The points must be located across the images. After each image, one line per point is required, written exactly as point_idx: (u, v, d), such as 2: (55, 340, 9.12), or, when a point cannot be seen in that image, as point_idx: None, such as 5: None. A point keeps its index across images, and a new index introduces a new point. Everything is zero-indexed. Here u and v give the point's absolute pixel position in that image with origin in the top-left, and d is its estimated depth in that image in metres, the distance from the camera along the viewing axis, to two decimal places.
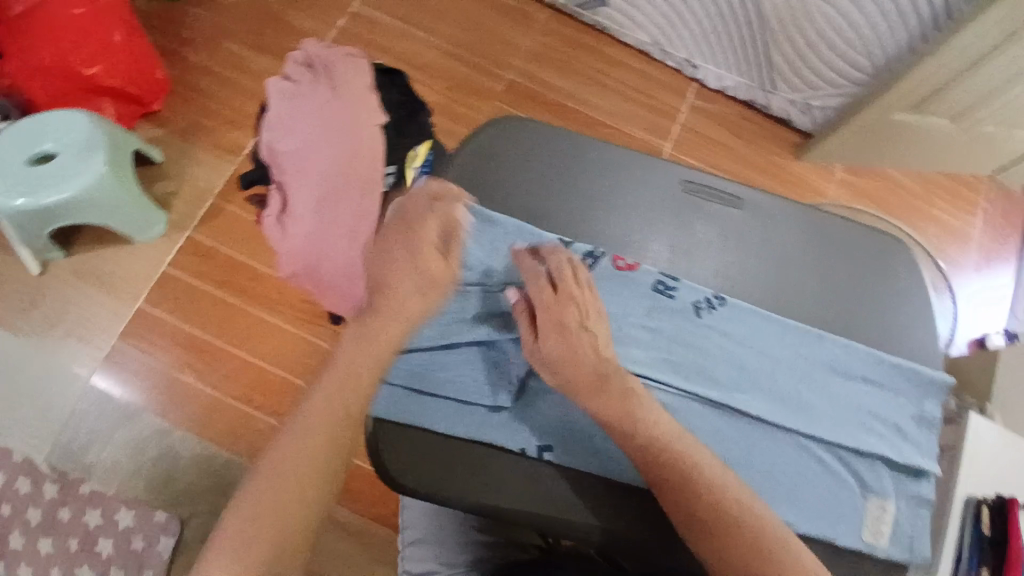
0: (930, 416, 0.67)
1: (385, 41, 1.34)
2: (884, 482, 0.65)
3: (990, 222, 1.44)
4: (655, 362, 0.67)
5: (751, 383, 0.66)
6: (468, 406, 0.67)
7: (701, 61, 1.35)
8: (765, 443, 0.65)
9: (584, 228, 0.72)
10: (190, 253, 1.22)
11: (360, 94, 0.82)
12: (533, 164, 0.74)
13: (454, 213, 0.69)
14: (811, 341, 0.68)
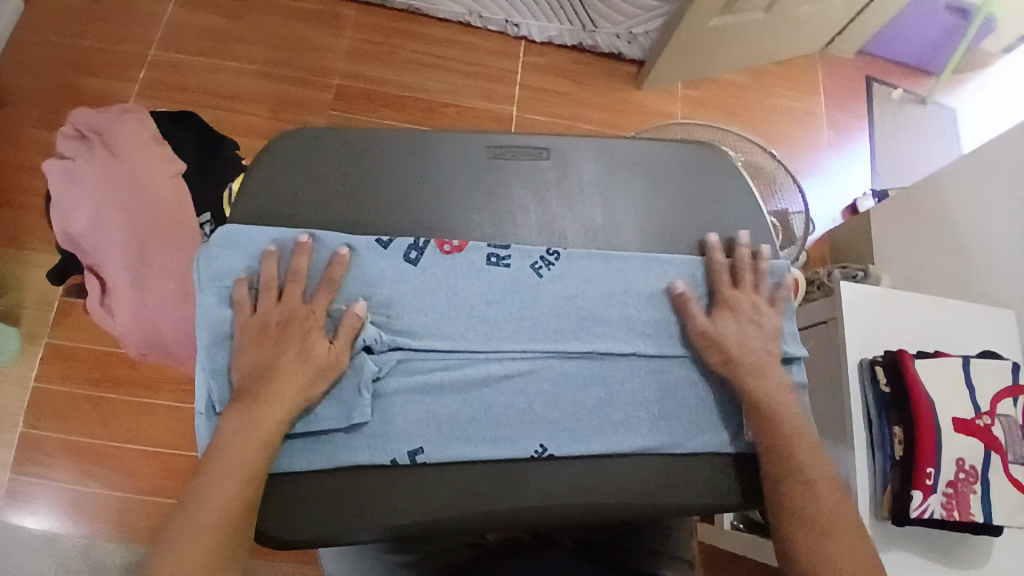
0: (779, 302, 0.69)
1: (197, 83, 1.27)
2: None
3: (830, 96, 1.51)
4: (505, 334, 0.65)
5: (603, 326, 0.66)
6: (321, 438, 0.61)
7: (521, 18, 1.36)
8: (629, 376, 0.66)
9: (399, 219, 0.68)
10: (55, 360, 1.13)
11: (143, 148, 0.78)
12: (321, 178, 0.68)
13: (255, 246, 0.64)
14: (649, 267, 0.68)
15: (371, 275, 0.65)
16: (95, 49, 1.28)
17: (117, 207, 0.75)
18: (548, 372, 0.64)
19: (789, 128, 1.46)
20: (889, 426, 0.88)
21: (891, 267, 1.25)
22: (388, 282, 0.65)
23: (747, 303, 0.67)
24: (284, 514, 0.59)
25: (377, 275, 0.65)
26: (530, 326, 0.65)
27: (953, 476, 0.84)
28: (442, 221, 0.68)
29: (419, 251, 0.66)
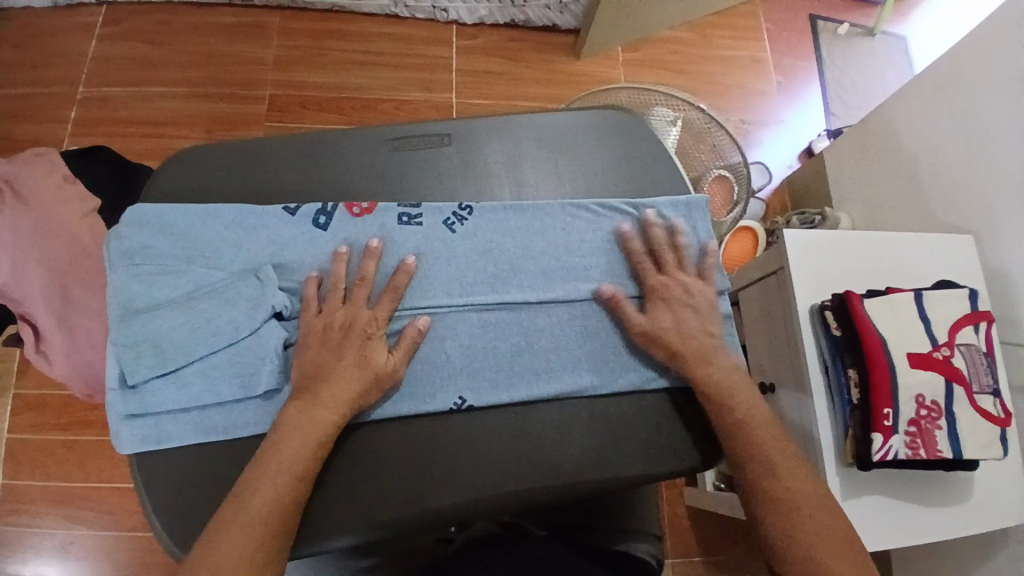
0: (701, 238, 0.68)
1: (127, 113, 1.26)
2: None
3: (775, 40, 1.47)
4: (423, 290, 0.64)
5: (521, 273, 0.65)
6: (237, 405, 0.60)
7: (446, 2, 1.33)
8: (551, 321, 0.64)
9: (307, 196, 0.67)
10: (25, 409, 1.14)
11: (55, 189, 0.77)
12: (222, 192, 0.66)
13: (155, 223, 0.62)
14: (565, 212, 0.67)
15: (279, 245, 0.63)
16: (21, 93, 1.26)
17: (33, 253, 0.74)
18: (469, 326, 0.63)
19: (734, 79, 1.43)
20: (845, 369, 0.87)
21: (849, 207, 1.23)
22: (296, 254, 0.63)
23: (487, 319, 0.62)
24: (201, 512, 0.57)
25: (285, 244, 0.63)
26: (448, 280, 0.64)
27: (915, 414, 0.83)
28: (350, 195, 0.68)
29: (328, 216, 0.64)
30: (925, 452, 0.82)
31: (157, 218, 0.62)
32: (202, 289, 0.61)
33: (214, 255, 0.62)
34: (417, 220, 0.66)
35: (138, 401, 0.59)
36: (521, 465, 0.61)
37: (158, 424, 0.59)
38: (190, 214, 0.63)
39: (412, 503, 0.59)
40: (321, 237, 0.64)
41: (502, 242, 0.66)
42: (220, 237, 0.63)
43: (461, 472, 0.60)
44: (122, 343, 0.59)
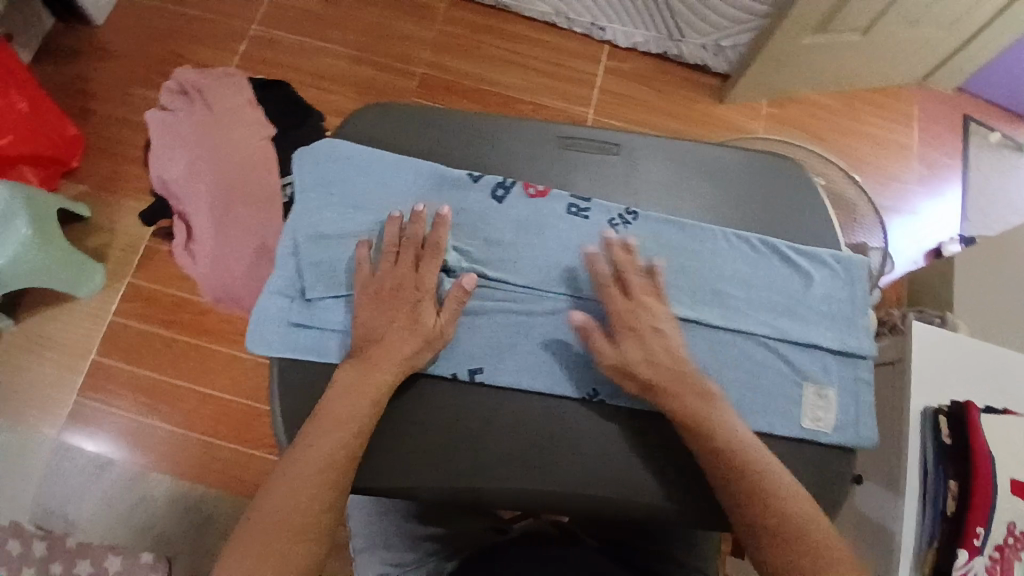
0: (855, 299, 0.68)
1: (291, 58, 1.34)
2: (818, 367, 0.66)
3: (924, 130, 1.44)
4: (577, 281, 0.66)
5: (670, 288, 0.66)
6: None
7: (606, 22, 1.36)
8: (693, 343, 0.65)
9: (485, 166, 0.70)
10: (133, 299, 1.22)
11: (237, 108, 0.84)
12: (399, 151, 0.70)
13: (348, 157, 0.68)
14: (728, 241, 0.68)
15: (459, 206, 0.67)
16: (202, 19, 1.37)
17: (211, 161, 0.81)
18: (611, 325, 0.65)
19: (872, 159, 1.40)
20: (945, 480, 0.82)
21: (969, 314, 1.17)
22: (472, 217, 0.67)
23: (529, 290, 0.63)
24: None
25: (464, 207, 0.67)
26: (603, 277, 0.66)
27: (1001, 539, 0.76)
28: (517, 174, 0.70)
29: (505, 190, 0.68)
30: None
31: (352, 155, 0.68)
32: (383, 228, 0.66)
33: (398, 200, 0.67)
34: (583, 213, 0.68)
35: (305, 314, 0.63)
36: (563, 464, 0.61)
37: (315, 339, 0.63)
38: (383, 159, 0.68)
39: (453, 472, 0.60)
40: (495, 208, 0.67)
41: (661, 254, 0.67)
42: (407, 186, 0.67)
43: (506, 456, 0.61)
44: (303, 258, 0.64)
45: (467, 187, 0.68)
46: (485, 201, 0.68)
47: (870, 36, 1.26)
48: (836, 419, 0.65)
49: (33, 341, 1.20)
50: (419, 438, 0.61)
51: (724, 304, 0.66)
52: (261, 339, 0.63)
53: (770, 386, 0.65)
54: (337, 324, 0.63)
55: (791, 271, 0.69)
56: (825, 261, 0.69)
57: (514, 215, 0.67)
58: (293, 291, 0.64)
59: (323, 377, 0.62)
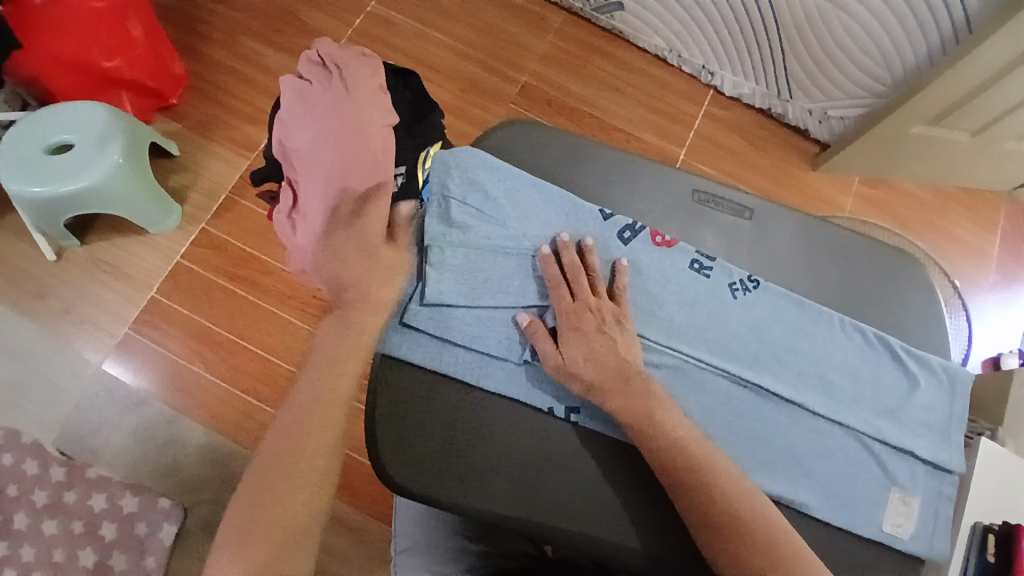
0: (957, 415, 0.67)
1: (402, 40, 1.34)
2: (907, 473, 0.65)
3: (1009, 239, 1.41)
4: (687, 336, 0.65)
5: (778, 363, 0.66)
6: (495, 359, 0.67)
7: (718, 68, 1.35)
8: (789, 423, 0.64)
9: (618, 206, 0.71)
10: (204, 246, 1.23)
11: (370, 91, 0.83)
12: (540, 174, 0.73)
13: (487, 171, 0.70)
14: (841, 329, 0.67)
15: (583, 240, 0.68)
16: None
17: (333, 139, 0.80)
18: (713, 388, 0.64)
19: (953, 258, 1.38)
20: None
21: None
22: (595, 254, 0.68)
23: (593, 319, 0.63)
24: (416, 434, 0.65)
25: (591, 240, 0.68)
26: (714, 339, 0.66)
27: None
28: (648, 220, 0.71)
29: (632, 233, 0.69)
30: None
31: (492, 170, 0.71)
32: (506, 251, 0.69)
33: (524, 225, 0.70)
34: (705, 271, 0.68)
35: (421, 316, 0.68)
36: (607, 508, 0.64)
37: (424, 343, 0.67)
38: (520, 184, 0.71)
39: (501, 498, 0.63)
40: (619, 249, 0.68)
41: (774, 327, 0.67)
42: (535, 213, 0.70)
43: (553, 489, 0.64)
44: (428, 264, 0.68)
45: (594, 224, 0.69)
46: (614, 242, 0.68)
47: (979, 138, 1.23)
48: (914, 529, 0.64)
49: (97, 264, 1.21)
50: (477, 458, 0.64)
51: (828, 389, 0.66)
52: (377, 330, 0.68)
53: (859, 484, 0.64)
54: (449, 330, 0.67)
55: (896, 372, 0.68)
56: (936, 368, 0.68)
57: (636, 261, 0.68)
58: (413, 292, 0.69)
59: (424, 380, 0.67)
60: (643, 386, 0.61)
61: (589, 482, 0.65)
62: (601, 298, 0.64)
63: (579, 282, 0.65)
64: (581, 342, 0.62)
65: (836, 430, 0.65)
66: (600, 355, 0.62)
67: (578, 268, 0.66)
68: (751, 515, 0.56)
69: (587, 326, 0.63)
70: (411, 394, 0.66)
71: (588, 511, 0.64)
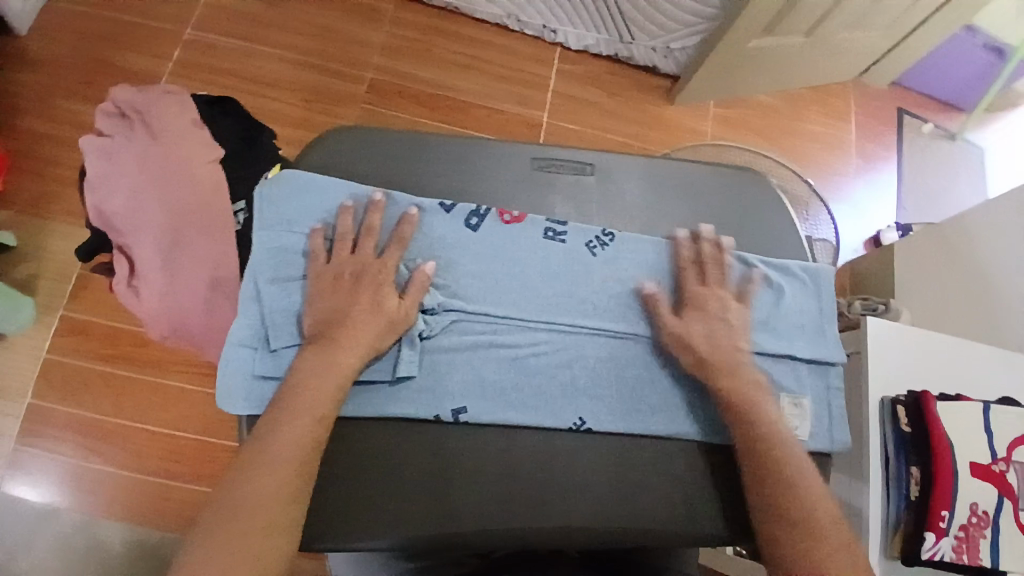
0: (826, 310, 0.70)
1: (230, 64, 1.26)
2: (793, 378, 0.67)
3: (862, 125, 1.50)
4: (558, 306, 0.65)
5: (649, 308, 0.66)
6: (367, 385, 0.61)
7: (558, 25, 1.35)
8: (673, 362, 0.65)
9: (459, 192, 0.67)
10: (70, 333, 1.13)
11: (183, 132, 0.77)
12: (369, 179, 0.66)
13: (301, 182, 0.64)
14: (702, 259, 0.69)
15: (432, 240, 0.64)
16: (131, 24, 1.27)
17: (154, 191, 0.75)
18: (594, 350, 0.64)
19: (818, 154, 1.46)
20: (907, 465, 0.86)
21: (912, 302, 1.24)
22: (446, 248, 0.65)
23: (715, 303, 0.65)
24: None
25: (438, 237, 0.64)
26: (586, 303, 0.65)
27: (965, 520, 0.82)
28: (494, 198, 0.68)
29: (479, 218, 0.65)
30: (969, 559, 0.81)
31: (310, 183, 0.64)
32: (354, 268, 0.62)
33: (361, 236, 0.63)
34: (561, 238, 0.67)
35: (272, 364, 0.59)
36: (528, 497, 0.60)
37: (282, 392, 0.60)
38: (345, 198, 0.64)
39: (412, 523, 0.58)
40: (471, 237, 0.65)
41: (640, 275, 0.67)
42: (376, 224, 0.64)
43: (466, 498, 0.59)
44: (267, 304, 0.60)
45: (439, 218, 0.65)
46: (461, 231, 0.65)
47: (812, 37, 1.29)
48: (811, 428, 0.66)
49: None
50: (376, 491, 0.59)
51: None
52: (227, 396, 0.59)
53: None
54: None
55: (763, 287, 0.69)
56: (798, 271, 0.70)
57: (489, 247, 0.65)
58: (256, 341, 0.60)
59: None
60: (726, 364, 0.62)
61: (502, 477, 0.60)
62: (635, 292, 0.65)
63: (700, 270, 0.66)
64: (703, 320, 0.64)
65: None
66: (716, 333, 0.63)
67: (711, 260, 0.67)
68: (797, 483, 0.57)
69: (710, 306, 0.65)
70: None
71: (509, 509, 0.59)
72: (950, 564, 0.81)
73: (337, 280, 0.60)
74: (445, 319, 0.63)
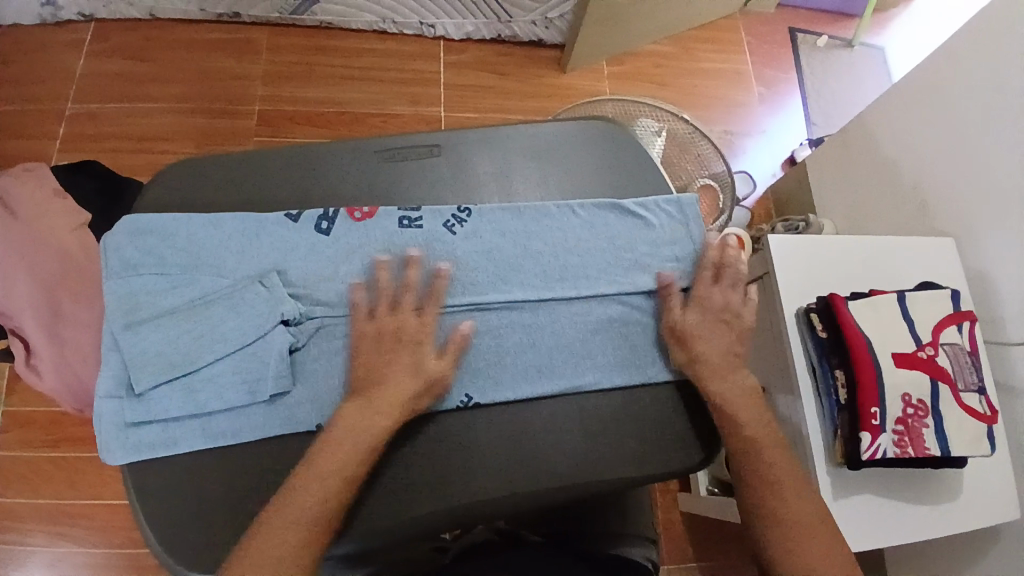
0: (697, 237, 0.71)
1: (116, 127, 1.26)
2: (674, 308, 0.68)
3: (757, 52, 1.51)
4: (425, 289, 0.64)
5: (516, 272, 0.66)
6: (243, 409, 0.60)
7: (435, 18, 1.35)
8: (550, 318, 0.66)
9: (307, 201, 0.68)
10: (10, 426, 1.13)
11: (46, 204, 0.78)
12: (216, 207, 0.66)
13: (141, 226, 0.63)
14: (562, 214, 0.69)
15: (283, 251, 0.64)
16: (11, 110, 1.27)
17: (23, 267, 0.75)
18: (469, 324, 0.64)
19: (719, 90, 1.46)
20: (832, 371, 0.87)
21: (831, 213, 1.25)
22: (298, 257, 0.64)
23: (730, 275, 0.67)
24: (193, 528, 0.57)
25: (290, 248, 0.64)
26: (453, 280, 0.65)
27: (901, 413, 0.83)
28: (345, 199, 0.68)
29: (329, 221, 0.65)
30: (914, 450, 0.82)
31: (151, 226, 0.63)
32: (208, 297, 0.61)
33: (204, 265, 0.63)
34: (417, 223, 0.67)
35: (141, 409, 0.59)
36: (445, 482, 0.60)
37: (157, 435, 0.59)
38: (191, 231, 0.63)
39: (340, 532, 0.58)
40: (324, 242, 0.64)
41: (503, 243, 0.67)
42: (225, 251, 0.63)
43: (375, 499, 0.59)
44: (126, 353, 0.59)
45: (286, 230, 0.65)
46: (313, 238, 0.65)
47: None
48: None
49: None
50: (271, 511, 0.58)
51: (576, 273, 0.67)
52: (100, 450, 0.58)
53: (639, 338, 0.66)
54: (175, 414, 0.59)
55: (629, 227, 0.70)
56: (658, 203, 0.71)
57: (342, 248, 0.64)
58: (123, 389, 0.60)
59: (176, 469, 0.59)
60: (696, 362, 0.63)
61: (416, 469, 0.60)
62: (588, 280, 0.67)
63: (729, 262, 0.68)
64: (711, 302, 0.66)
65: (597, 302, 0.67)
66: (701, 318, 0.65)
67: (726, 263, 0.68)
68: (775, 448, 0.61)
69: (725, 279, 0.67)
70: (181, 485, 0.59)
71: (421, 497, 0.60)
72: (896, 459, 0.82)
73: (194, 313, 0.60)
74: (310, 327, 0.62)
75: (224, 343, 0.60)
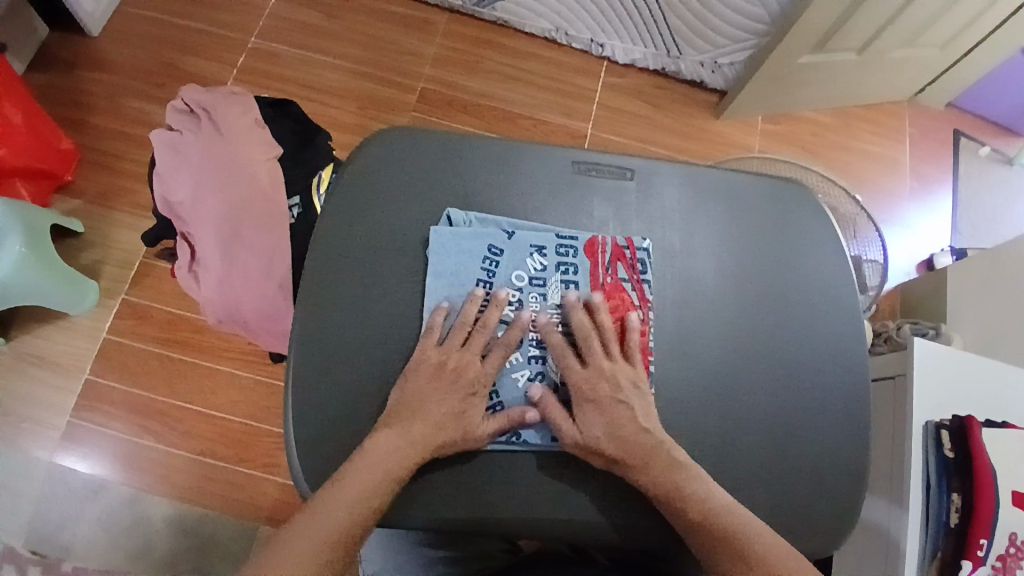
0: (858, 333, 0.71)
1: (289, 71, 1.34)
2: (827, 389, 0.68)
3: (916, 144, 1.47)
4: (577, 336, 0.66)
5: (694, 335, 0.68)
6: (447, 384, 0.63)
7: (606, 38, 1.36)
8: (716, 378, 0.67)
9: (505, 196, 0.70)
10: (129, 317, 1.20)
11: (247, 131, 0.85)
12: (427, 179, 0.69)
13: (373, 184, 0.68)
14: (742, 275, 0.70)
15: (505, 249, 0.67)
16: (198, 31, 1.35)
17: (216, 185, 0.82)
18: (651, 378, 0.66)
19: (870, 173, 1.43)
20: (949, 493, 0.80)
21: (964, 329, 1.15)
22: (525, 283, 0.67)
23: (607, 385, 0.64)
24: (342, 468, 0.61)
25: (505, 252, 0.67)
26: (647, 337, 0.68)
27: (1002, 549, 0.75)
28: (540, 205, 0.70)
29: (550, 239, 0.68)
30: None
31: (381, 187, 0.68)
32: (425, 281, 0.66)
33: (416, 237, 0.68)
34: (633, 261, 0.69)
35: (341, 353, 0.64)
36: (554, 505, 0.62)
37: (341, 379, 0.63)
38: (423, 210, 0.68)
39: (443, 512, 0.60)
40: (533, 252, 0.67)
41: (692, 307, 0.69)
42: (517, 260, 0.67)
43: (496, 495, 0.61)
44: (342, 298, 0.65)
45: (506, 259, 0.67)
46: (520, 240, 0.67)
47: (865, 55, 1.28)
48: (853, 437, 0.67)
49: (24, 359, 1.16)
50: (406, 478, 0.61)
51: (738, 339, 0.68)
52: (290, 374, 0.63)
53: (800, 413, 0.67)
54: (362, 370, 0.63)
55: (802, 306, 0.70)
56: (839, 285, 0.72)
57: (561, 283, 0.67)
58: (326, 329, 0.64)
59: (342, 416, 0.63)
60: (667, 456, 0.61)
61: (546, 481, 0.62)
62: (613, 360, 0.65)
63: (589, 343, 0.65)
64: (597, 412, 0.62)
65: (753, 369, 0.68)
66: (616, 423, 0.62)
67: (603, 332, 0.65)
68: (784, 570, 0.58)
69: (600, 394, 0.63)
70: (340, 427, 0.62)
71: (522, 505, 0.61)
72: None
73: (407, 278, 0.66)
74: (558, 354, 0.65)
75: (417, 316, 0.65)
